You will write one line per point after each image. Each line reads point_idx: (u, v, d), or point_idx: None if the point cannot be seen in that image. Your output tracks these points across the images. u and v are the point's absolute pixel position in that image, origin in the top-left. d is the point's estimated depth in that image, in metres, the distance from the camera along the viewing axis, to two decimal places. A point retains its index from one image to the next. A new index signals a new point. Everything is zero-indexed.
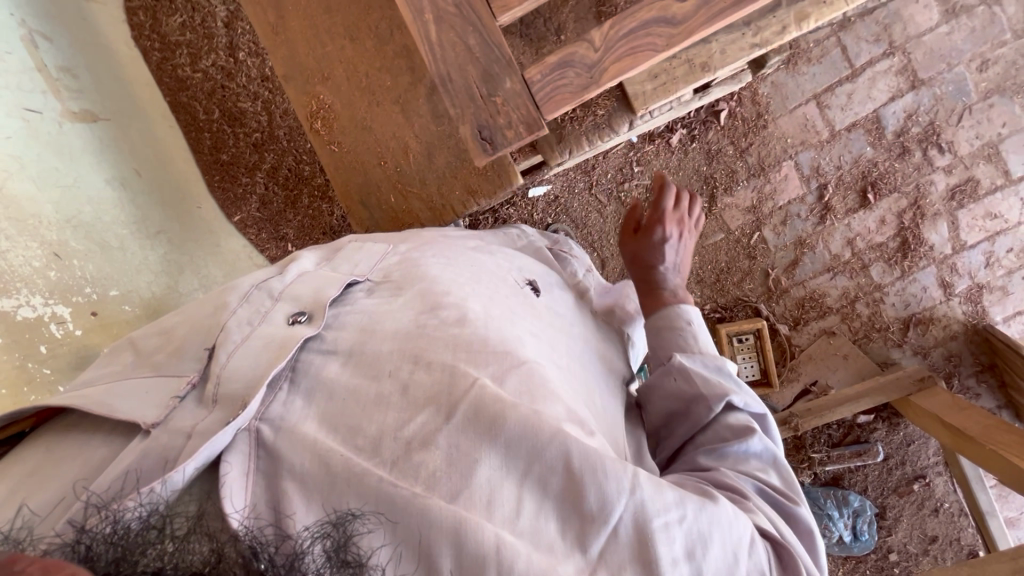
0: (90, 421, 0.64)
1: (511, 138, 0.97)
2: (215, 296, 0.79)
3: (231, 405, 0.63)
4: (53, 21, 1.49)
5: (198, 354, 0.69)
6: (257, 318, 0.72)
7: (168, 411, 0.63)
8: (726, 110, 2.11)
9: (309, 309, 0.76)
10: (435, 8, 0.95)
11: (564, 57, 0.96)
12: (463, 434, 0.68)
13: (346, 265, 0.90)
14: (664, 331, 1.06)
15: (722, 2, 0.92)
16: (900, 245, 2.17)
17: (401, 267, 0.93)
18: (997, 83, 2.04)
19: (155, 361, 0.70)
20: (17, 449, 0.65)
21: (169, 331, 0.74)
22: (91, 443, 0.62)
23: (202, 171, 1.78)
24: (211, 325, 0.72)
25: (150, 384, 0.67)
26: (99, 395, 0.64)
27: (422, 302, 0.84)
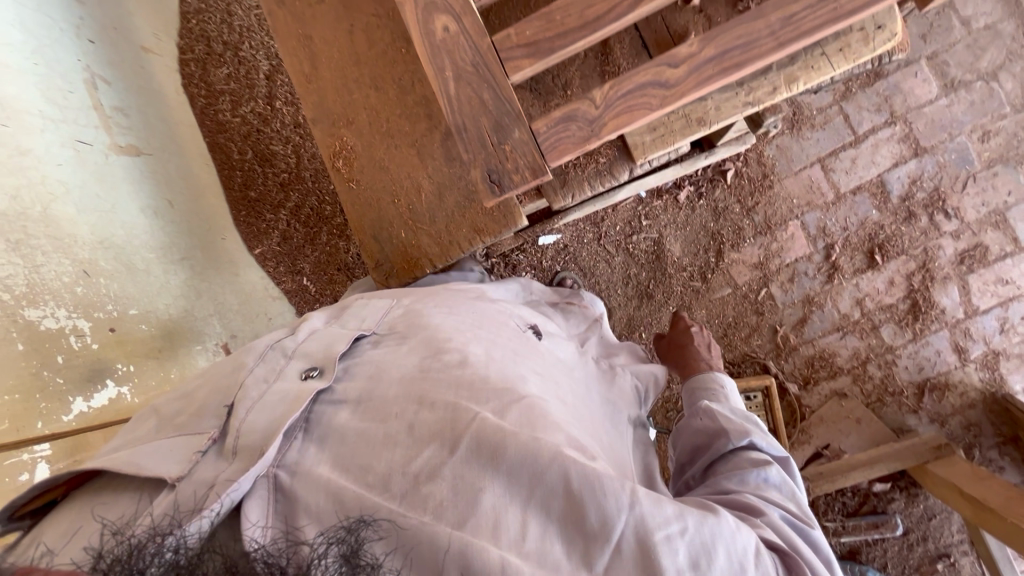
0: (116, 481, 0.64)
1: (518, 181, 1.04)
2: (230, 359, 0.78)
3: (250, 455, 0.63)
4: (113, 68, 1.65)
5: (218, 411, 0.69)
6: (274, 375, 0.73)
7: (192, 465, 0.63)
8: (733, 170, 2.19)
9: (321, 364, 0.77)
10: (455, 68, 1.05)
11: (568, 112, 1.04)
12: (469, 464, 0.67)
13: (354, 320, 0.89)
14: (698, 393, 1.14)
15: (711, 69, 0.98)
16: (910, 307, 2.15)
17: (406, 319, 0.92)
18: (1000, 153, 2.09)
19: (176, 423, 0.69)
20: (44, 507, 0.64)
21: (191, 392, 0.73)
22: (120, 499, 0.62)
23: (229, 207, 1.90)
24: (227, 382, 0.72)
25: (173, 443, 0.66)
26: (125, 456, 0.64)
27: (426, 348, 0.84)
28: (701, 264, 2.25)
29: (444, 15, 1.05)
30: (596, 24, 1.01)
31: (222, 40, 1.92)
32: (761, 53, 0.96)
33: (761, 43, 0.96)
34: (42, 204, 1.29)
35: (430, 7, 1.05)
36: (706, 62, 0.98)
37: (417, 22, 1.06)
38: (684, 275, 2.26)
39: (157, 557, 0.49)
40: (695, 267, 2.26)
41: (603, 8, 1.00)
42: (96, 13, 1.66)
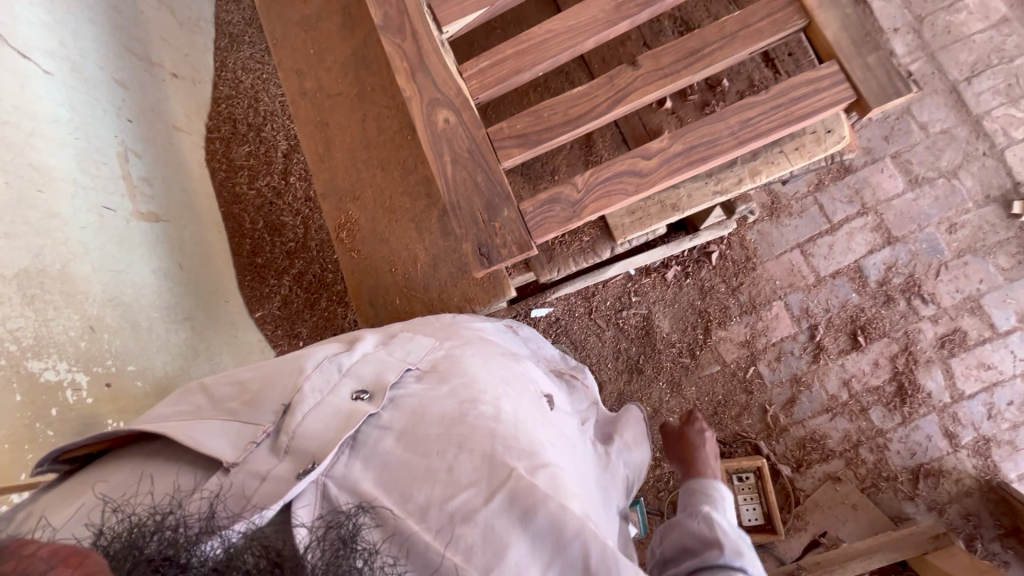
0: (172, 451, 0.73)
1: (505, 255, 1.13)
2: (291, 358, 0.86)
3: (301, 458, 0.71)
4: (143, 144, 1.81)
5: (275, 407, 0.77)
6: (327, 389, 0.80)
7: (247, 453, 0.72)
8: (717, 252, 2.31)
9: (372, 388, 0.82)
10: (453, 152, 1.19)
11: (552, 195, 1.15)
12: (501, 514, 0.70)
13: (400, 351, 0.91)
14: (696, 493, 1.14)
15: (680, 160, 1.10)
16: (896, 390, 2.18)
17: (449, 360, 0.93)
18: (968, 243, 2.20)
19: (231, 407, 0.78)
20: (97, 467, 0.74)
21: (245, 382, 0.82)
22: (174, 467, 0.71)
23: (236, 271, 2.02)
24: (283, 382, 0.80)
25: (229, 426, 0.75)
26: (183, 426, 0.73)
27: (466, 391, 0.85)
28: (690, 340, 2.32)
29: (445, 110, 1.21)
30: (577, 122, 1.15)
31: (246, 122, 2.18)
32: (724, 149, 1.08)
33: (723, 141, 1.08)
34: (61, 262, 1.36)
35: (433, 102, 1.22)
36: (676, 155, 1.10)
37: (422, 114, 1.22)
38: (673, 351, 2.32)
39: (157, 534, 0.54)
40: (683, 343, 2.32)
41: (584, 108, 1.15)
42: (136, 96, 1.86)
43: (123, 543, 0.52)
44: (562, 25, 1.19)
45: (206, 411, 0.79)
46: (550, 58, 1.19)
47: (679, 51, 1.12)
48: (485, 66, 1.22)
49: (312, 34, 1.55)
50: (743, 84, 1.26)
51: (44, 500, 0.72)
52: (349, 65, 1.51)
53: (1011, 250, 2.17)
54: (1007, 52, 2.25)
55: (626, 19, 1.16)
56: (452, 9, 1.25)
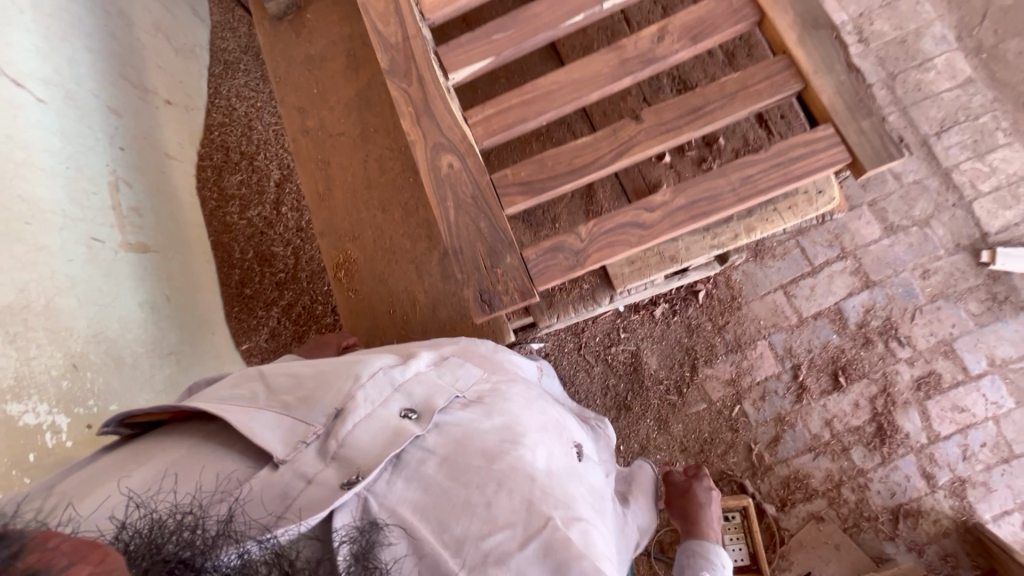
0: (230, 441, 0.78)
1: (507, 301, 1.13)
2: (347, 362, 0.90)
3: (347, 469, 0.75)
4: (134, 173, 1.78)
5: (326, 409, 0.81)
6: (379, 401, 0.83)
7: (297, 452, 0.76)
8: (704, 291, 2.37)
9: (420, 408, 0.84)
10: (456, 198, 1.19)
11: (556, 243, 1.15)
12: (534, 563, 0.73)
13: (450, 375, 0.93)
14: (695, 557, 1.21)
15: (682, 215, 1.13)
16: (876, 430, 2.23)
17: (496, 394, 0.94)
18: (940, 288, 2.29)
19: (286, 401, 0.84)
20: (160, 435, 0.81)
21: (302, 380, 0.88)
22: (230, 457, 0.76)
23: (224, 302, 1.98)
24: (339, 386, 0.84)
25: (281, 421, 0.80)
26: (243, 416, 0.78)
27: (509, 430, 0.87)
28: (677, 377, 2.35)
29: (449, 155, 1.22)
30: (582, 171, 1.18)
31: (239, 150, 2.18)
32: (724, 205, 1.12)
33: (724, 197, 1.12)
34: (46, 297, 1.32)
35: (437, 147, 1.23)
36: (678, 210, 1.13)
37: (426, 158, 1.23)
38: (660, 388, 2.35)
39: (177, 533, 0.57)
40: (671, 380, 2.35)
41: (588, 159, 1.18)
42: (129, 124, 1.83)
43: (145, 539, 0.55)
44: (566, 78, 1.22)
45: (262, 403, 0.84)
46: (554, 108, 1.22)
47: (682, 107, 1.17)
48: (490, 113, 1.24)
49: (316, 72, 1.56)
50: (738, 142, 1.31)
51: (107, 458, 0.80)
52: (352, 107, 1.52)
53: (981, 297, 2.27)
54: (972, 110, 2.39)
55: (629, 75, 1.20)
56: (457, 57, 1.27)
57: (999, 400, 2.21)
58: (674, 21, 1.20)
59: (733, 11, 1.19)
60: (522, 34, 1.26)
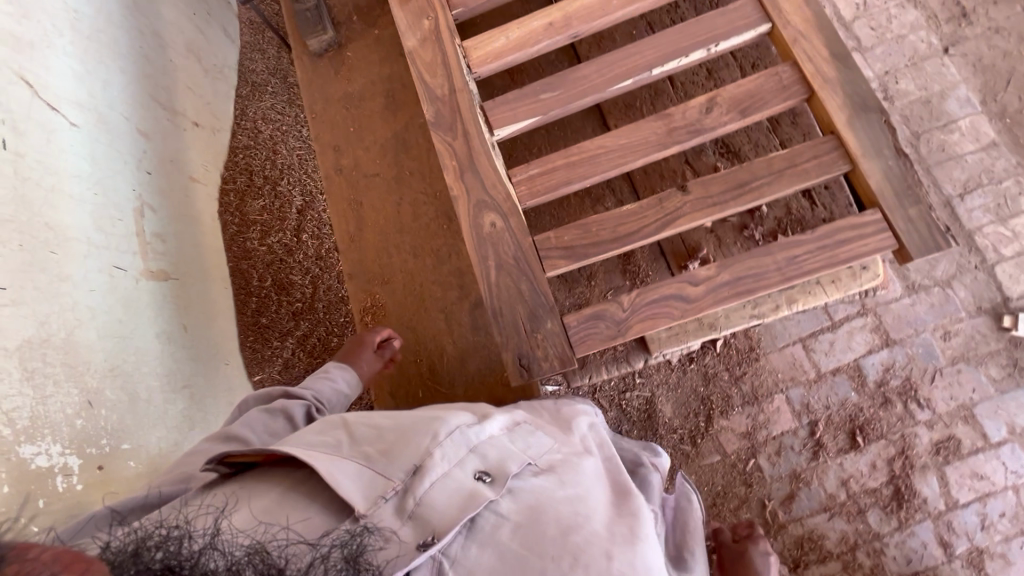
0: (316, 489, 0.85)
1: (547, 368, 1.11)
2: (425, 419, 0.98)
3: (422, 528, 0.80)
4: (160, 197, 1.76)
5: (406, 466, 0.88)
6: (455, 462, 0.90)
7: (377, 507, 0.82)
8: (722, 340, 2.34)
9: (493, 471, 0.91)
10: (498, 257, 1.18)
11: (597, 311, 1.13)
12: None
13: (522, 442, 1.00)
14: None
15: (728, 290, 1.10)
16: (893, 493, 2.19)
17: (568, 463, 1.01)
18: (961, 351, 2.27)
19: (369, 454, 0.91)
20: (250, 477, 0.89)
21: (384, 434, 0.95)
22: (310, 506, 0.83)
23: (239, 330, 1.95)
24: (418, 442, 0.92)
25: (363, 472, 0.87)
26: (331, 465, 0.86)
27: (579, 502, 0.93)
28: (691, 427, 2.31)
29: (492, 214, 1.20)
30: (624, 239, 1.16)
31: (263, 175, 2.17)
32: (771, 282, 1.10)
33: (770, 275, 1.10)
34: (66, 330, 1.28)
35: (480, 205, 1.21)
36: (723, 285, 1.10)
37: (468, 215, 1.21)
38: (674, 438, 2.31)
39: (161, 544, 0.65)
40: (685, 429, 2.31)
41: (632, 227, 1.16)
42: (158, 148, 1.82)
43: (131, 552, 0.63)
44: (613, 143, 1.22)
45: (347, 453, 0.92)
46: (600, 172, 1.21)
47: (729, 181, 1.16)
48: (535, 172, 1.23)
49: (352, 111, 1.55)
50: (781, 210, 1.29)
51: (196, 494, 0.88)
52: (387, 148, 1.51)
53: (1001, 362, 2.24)
54: (996, 173, 2.40)
55: (677, 143, 1.20)
56: (505, 113, 1.27)
57: (1019, 470, 2.16)
58: (724, 94, 1.20)
59: (783, 87, 1.19)
60: (571, 95, 1.26)
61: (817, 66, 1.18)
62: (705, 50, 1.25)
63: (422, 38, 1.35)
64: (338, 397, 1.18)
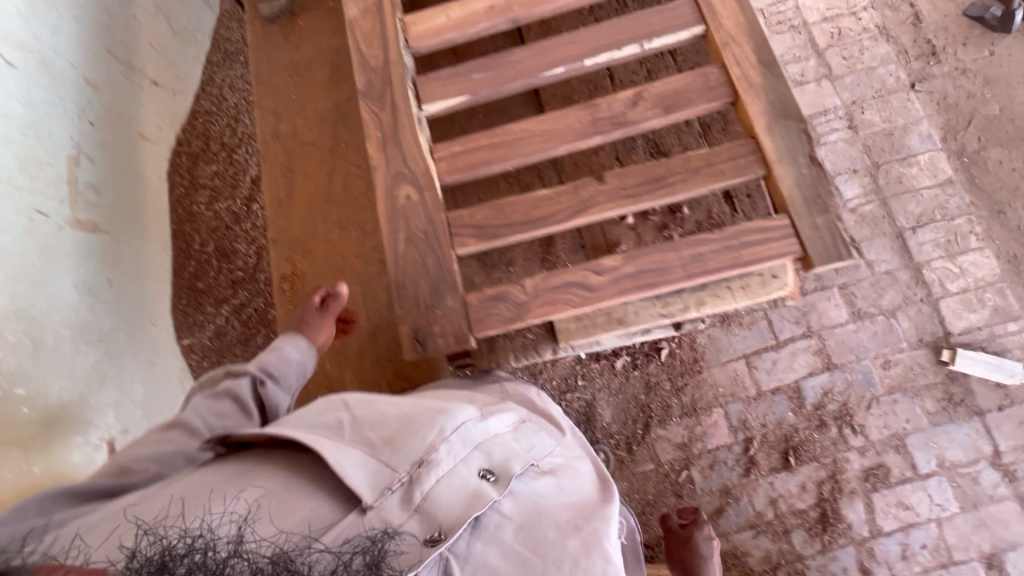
0: (322, 476, 0.83)
1: (442, 345, 1.11)
2: (430, 409, 0.97)
3: (429, 523, 0.78)
4: (101, 149, 1.73)
5: (410, 457, 0.86)
6: (461, 457, 0.89)
7: (382, 498, 0.80)
8: (667, 349, 2.35)
9: (497, 470, 0.90)
10: (409, 231, 1.18)
11: (499, 292, 1.13)
12: None
13: (523, 442, 1.00)
14: None
15: (630, 282, 1.10)
16: (820, 516, 2.19)
17: (565, 470, 1.02)
18: (898, 381, 2.28)
19: (372, 440, 0.89)
20: (255, 465, 0.85)
21: (388, 420, 0.93)
22: (318, 494, 0.80)
23: (173, 292, 1.92)
24: (423, 433, 0.89)
25: (368, 461, 0.85)
26: (334, 451, 0.84)
27: (576, 507, 0.94)
28: (628, 434, 2.31)
29: (408, 186, 1.21)
30: (537, 224, 1.16)
31: (221, 141, 2.14)
32: (673, 279, 1.10)
33: (672, 271, 1.10)
34: None
35: (398, 177, 1.22)
36: (626, 277, 1.11)
37: (385, 187, 1.22)
38: (610, 443, 2.30)
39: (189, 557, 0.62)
40: (622, 436, 2.31)
41: (545, 212, 1.16)
42: (105, 100, 1.80)
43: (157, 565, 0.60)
44: (538, 128, 1.22)
45: (348, 437, 0.90)
46: (520, 155, 1.21)
47: (645, 175, 1.16)
48: (457, 150, 1.24)
49: (297, 78, 1.55)
50: (702, 215, 1.31)
51: (204, 488, 0.81)
52: (327, 118, 1.50)
53: (937, 395, 2.26)
54: (949, 211, 2.43)
55: (599, 134, 1.20)
56: (435, 89, 1.28)
57: (944, 503, 2.17)
58: (651, 90, 1.21)
59: (709, 88, 1.20)
60: (502, 78, 1.27)
61: (744, 71, 1.19)
62: (638, 45, 1.25)
63: (365, 9, 1.36)
64: (291, 364, 1.11)
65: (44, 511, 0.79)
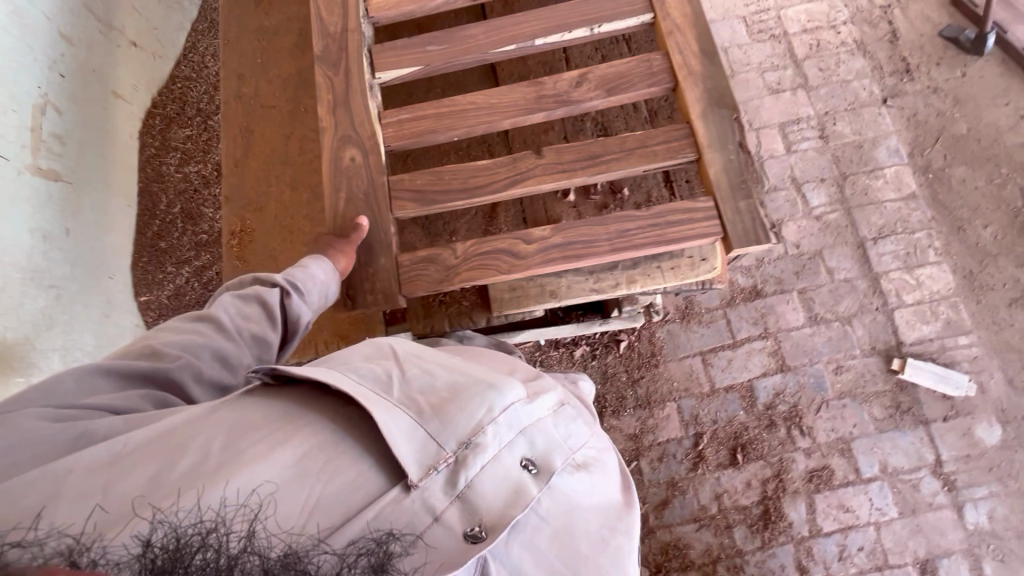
0: (368, 441, 0.79)
1: (370, 301, 1.15)
2: (483, 376, 0.90)
3: (472, 515, 0.75)
4: (70, 101, 1.75)
5: (459, 434, 0.80)
6: (507, 443, 0.83)
7: (428, 479, 0.76)
8: (626, 342, 2.37)
9: (539, 462, 0.85)
10: (350, 191, 1.21)
11: (431, 254, 1.16)
12: None
13: (566, 430, 0.92)
14: None
15: (557, 253, 1.13)
16: (762, 513, 2.16)
17: (602, 463, 0.94)
18: (849, 386, 2.27)
19: (420, 404, 0.83)
20: (287, 417, 0.80)
21: (441, 382, 0.88)
22: (359, 463, 0.76)
23: (134, 249, 1.93)
24: (474, 406, 0.84)
25: (415, 430, 0.80)
26: (383, 415, 0.79)
27: (606, 513, 0.88)
28: None
29: (354, 149, 1.24)
30: (474, 192, 1.19)
31: (197, 107, 2.14)
32: (597, 253, 1.13)
33: (599, 244, 1.13)
34: None
35: (345, 139, 1.25)
36: (553, 247, 1.14)
37: (331, 147, 1.24)
38: None
39: (201, 555, 0.55)
40: None
41: (483, 181, 1.20)
42: (80, 55, 1.82)
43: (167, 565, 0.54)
44: (483, 101, 1.26)
45: (397, 396, 0.84)
46: (465, 126, 1.24)
47: (581, 152, 1.19)
48: (405, 117, 1.27)
49: (264, 43, 1.58)
50: (642, 197, 1.34)
51: (238, 437, 0.75)
52: (290, 83, 1.54)
53: (885, 403, 2.24)
54: (911, 225, 2.44)
55: (542, 111, 1.23)
56: (389, 58, 1.32)
57: (883, 508, 2.15)
58: (596, 71, 1.24)
59: (651, 74, 1.24)
60: (453, 51, 1.30)
61: (685, 58, 1.23)
62: (587, 29, 1.29)
63: None
64: (315, 283, 1.08)
65: (82, 387, 0.79)
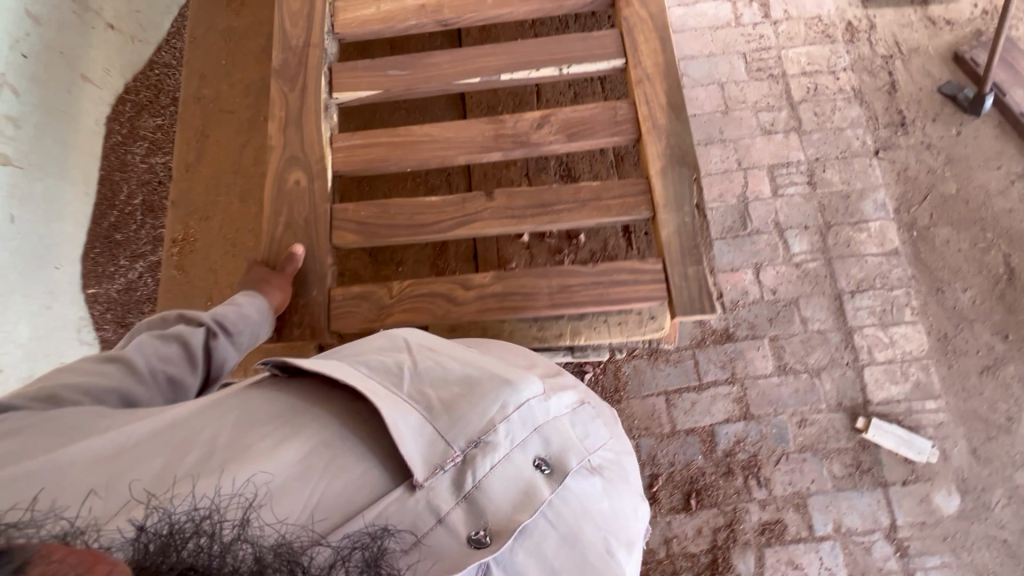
0: (375, 435, 0.75)
1: (296, 335, 1.12)
2: (499, 371, 0.87)
3: (477, 518, 0.71)
4: (31, 83, 1.68)
5: (467, 433, 0.77)
6: (519, 443, 0.79)
7: (433, 479, 0.72)
8: (590, 374, 2.29)
9: (553, 463, 0.80)
10: (289, 216, 1.17)
11: (365, 291, 1.13)
12: None
13: (581, 431, 0.89)
14: None
15: (495, 303, 1.10)
16: (710, 561, 2.08)
17: (616, 469, 0.90)
18: (811, 440, 2.20)
19: (430, 399, 0.80)
20: (290, 415, 0.76)
21: (455, 377, 0.84)
22: (361, 462, 0.72)
23: (87, 240, 1.87)
24: (486, 403, 0.80)
25: (423, 426, 0.77)
26: (390, 406, 0.76)
27: (618, 520, 0.83)
28: None
29: (299, 171, 1.19)
30: (418, 229, 1.14)
31: (171, 95, 2.08)
32: (536, 306, 1.09)
33: (538, 297, 1.09)
34: None
35: (291, 160, 1.20)
36: (492, 296, 1.11)
37: (276, 168, 1.20)
38: None
39: (194, 538, 0.52)
40: None
41: (427, 219, 1.15)
42: (46, 35, 1.75)
43: (158, 547, 0.49)
44: (439, 134, 1.21)
45: (407, 390, 0.81)
46: (417, 160, 1.20)
47: (532, 198, 1.15)
48: (356, 143, 1.22)
49: None
50: (598, 244, 1.31)
51: (245, 429, 0.73)
52: None
53: (845, 460, 2.17)
54: (891, 280, 2.37)
55: (498, 149, 1.18)
56: (349, 80, 1.26)
57: (833, 568, 2.08)
58: (558, 114, 1.20)
59: (616, 122, 1.20)
60: (416, 77, 1.25)
61: (651, 111, 1.19)
62: (556, 68, 1.24)
63: None
64: (246, 324, 1.03)
65: None
